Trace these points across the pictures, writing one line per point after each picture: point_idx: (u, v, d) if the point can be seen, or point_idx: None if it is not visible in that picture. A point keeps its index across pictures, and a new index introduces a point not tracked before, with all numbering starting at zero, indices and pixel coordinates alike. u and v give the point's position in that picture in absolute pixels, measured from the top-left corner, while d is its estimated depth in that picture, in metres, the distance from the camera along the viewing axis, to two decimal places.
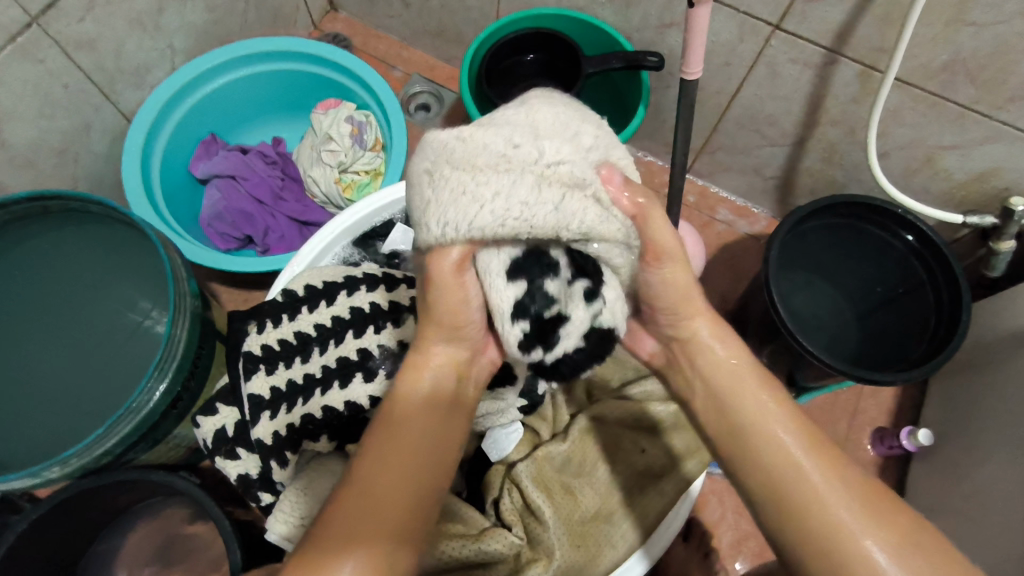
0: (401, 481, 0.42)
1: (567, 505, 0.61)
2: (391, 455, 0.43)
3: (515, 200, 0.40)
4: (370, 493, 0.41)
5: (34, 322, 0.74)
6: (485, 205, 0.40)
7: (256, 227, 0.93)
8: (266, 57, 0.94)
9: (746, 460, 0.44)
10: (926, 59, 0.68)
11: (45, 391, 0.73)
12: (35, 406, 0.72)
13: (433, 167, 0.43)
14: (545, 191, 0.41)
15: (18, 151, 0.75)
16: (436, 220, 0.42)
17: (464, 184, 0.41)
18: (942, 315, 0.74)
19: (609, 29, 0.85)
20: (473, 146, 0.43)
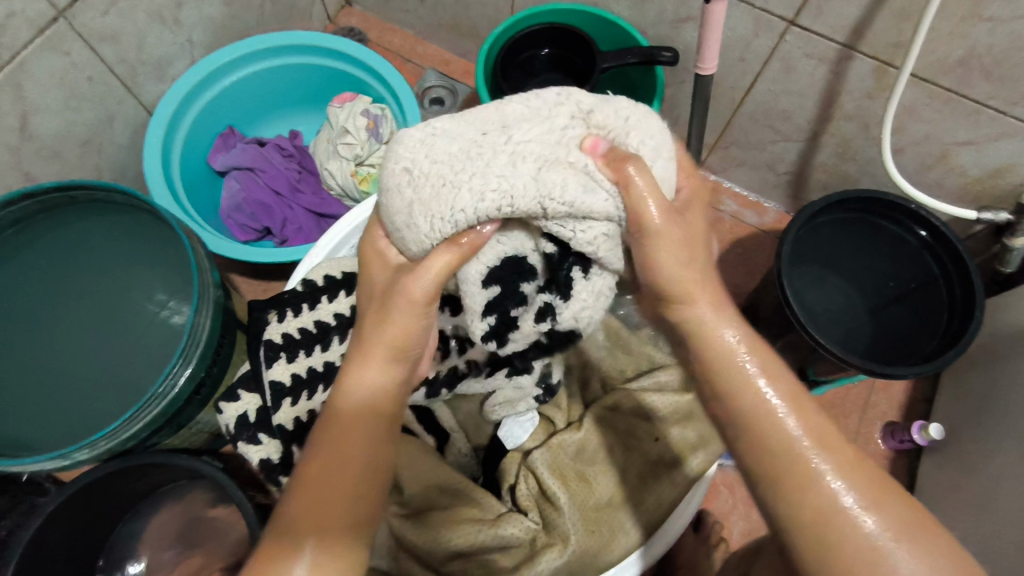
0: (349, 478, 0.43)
1: (583, 492, 0.62)
2: (339, 450, 0.44)
3: (491, 176, 0.42)
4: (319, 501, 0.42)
5: (61, 311, 0.76)
6: (462, 189, 0.43)
7: (274, 219, 0.94)
8: (282, 51, 0.96)
9: (750, 447, 0.41)
10: (941, 54, 0.68)
11: (70, 378, 0.74)
12: (60, 391, 0.74)
13: (403, 164, 0.45)
14: (519, 165, 0.43)
15: (44, 142, 0.76)
16: (410, 212, 0.45)
17: (435, 174, 0.43)
18: (956, 309, 0.74)
19: (624, 24, 0.85)
20: (444, 135, 0.45)
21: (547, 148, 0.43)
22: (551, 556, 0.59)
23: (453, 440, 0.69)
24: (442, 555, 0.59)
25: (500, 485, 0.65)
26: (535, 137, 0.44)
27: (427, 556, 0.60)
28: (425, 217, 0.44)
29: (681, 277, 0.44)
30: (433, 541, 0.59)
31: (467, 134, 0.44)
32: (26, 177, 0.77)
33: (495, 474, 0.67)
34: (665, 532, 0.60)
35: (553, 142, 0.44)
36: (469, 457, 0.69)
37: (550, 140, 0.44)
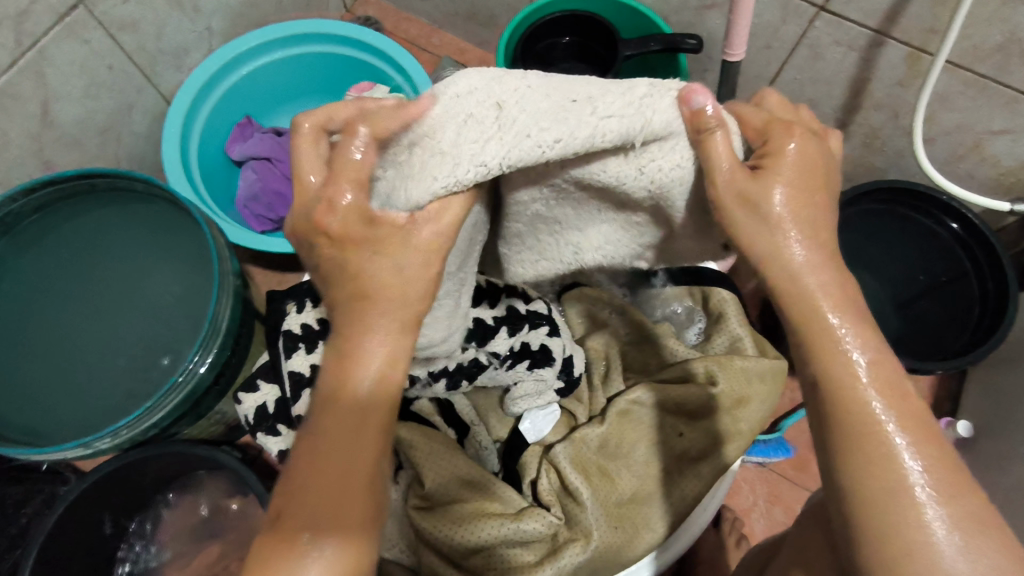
0: (344, 474, 0.38)
1: (605, 488, 0.61)
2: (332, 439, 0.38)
3: (571, 140, 0.37)
4: (339, 487, 0.38)
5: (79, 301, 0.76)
6: (544, 151, 0.37)
7: (291, 209, 0.93)
8: (299, 39, 0.95)
9: (820, 424, 0.40)
10: (978, 40, 0.66)
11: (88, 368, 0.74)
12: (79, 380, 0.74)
13: (474, 107, 0.38)
14: (603, 129, 0.38)
15: (64, 131, 0.76)
16: (453, 164, 0.38)
17: (511, 126, 0.37)
18: (988, 303, 0.73)
19: (647, 11, 0.84)
20: (527, 89, 0.38)
21: (632, 121, 0.38)
22: (573, 551, 0.58)
23: (476, 433, 0.67)
24: (463, 550, 0.58)
25: (521, 479, 0.65)
26: (622, 98, 0.38)
27: (448, 548, 0.59)
28: (481, 174, 0.38)
29: (765, 247, 0.40)
30: (457, 534, 0.58)
31: (547, 87, 0.38)
32: (46, 165, 0.77)
33: (516, 467, 0.66)
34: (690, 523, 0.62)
35: (638, 112, 0.38)
36: (490, 450, 0.67)
37: (634, 104, 0.38)
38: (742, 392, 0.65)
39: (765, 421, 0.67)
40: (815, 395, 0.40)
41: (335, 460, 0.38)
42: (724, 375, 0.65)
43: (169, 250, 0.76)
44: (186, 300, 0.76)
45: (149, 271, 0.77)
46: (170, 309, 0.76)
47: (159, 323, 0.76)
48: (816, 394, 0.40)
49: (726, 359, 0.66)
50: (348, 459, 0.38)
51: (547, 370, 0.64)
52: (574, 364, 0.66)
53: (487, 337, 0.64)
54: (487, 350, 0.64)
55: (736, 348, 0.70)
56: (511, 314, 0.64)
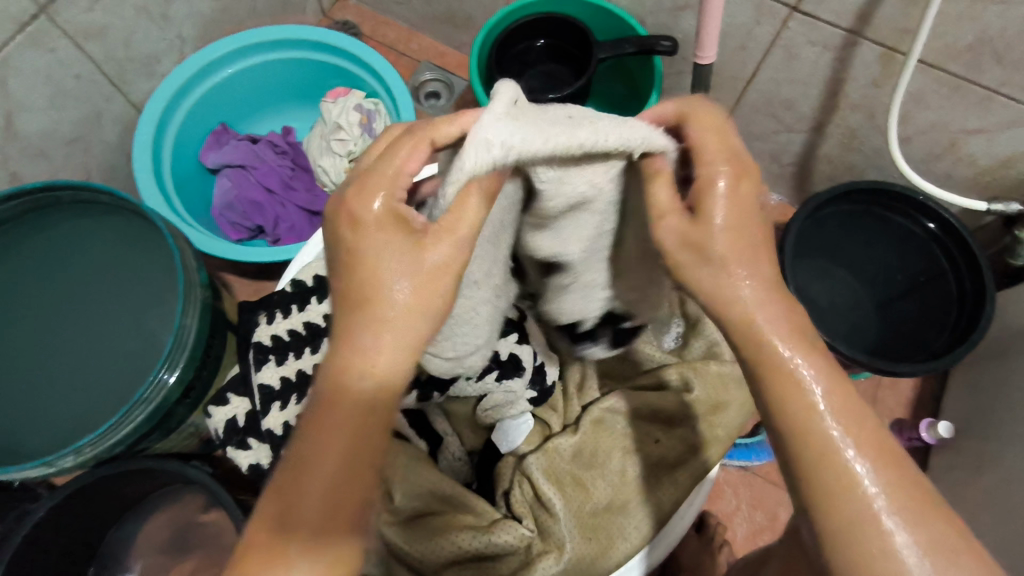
0: (331, 476, 0.35)
1: (579, 497, 0.61)
2: (323, 441, 0.35)
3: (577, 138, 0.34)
4: (332, 489, 0.35)
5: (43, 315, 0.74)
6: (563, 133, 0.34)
7: (266, 217, 0.92)
8: (274, 45, 0.94)
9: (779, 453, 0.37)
10: (951, 39, 0.65)
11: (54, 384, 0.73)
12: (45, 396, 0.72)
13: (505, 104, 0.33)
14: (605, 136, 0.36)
15: (30, 141, 0.75)
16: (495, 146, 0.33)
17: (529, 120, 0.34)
18: (965, 304, 0.72)
19: (622, 13, 0.83)
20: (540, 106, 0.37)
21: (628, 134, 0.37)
22: (546, 564, 0.57)
23: (448, 444, 0.67)
24: (438, 563, 0.58)
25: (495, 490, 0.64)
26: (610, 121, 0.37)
27: (421, 563, 0.58)
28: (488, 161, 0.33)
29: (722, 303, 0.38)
30: (428, 547, 0.58)
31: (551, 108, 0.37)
32: (12, 176, 0.76)
33: (490, 478, 0.66)
34: (663, 537, 0.60)
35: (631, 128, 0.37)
36: (462, 462, 0.67)
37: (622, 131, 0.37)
38: (717, 397, 0.65)
39: (744, 427, 0.66)
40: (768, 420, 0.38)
41: (326, 462, 0.35)
42: (698, 381, 0.65)
43: (137, 262, 0.75)
44: (154, 313, 0.74)
45: (117, 284, 0.75)
46: (138, 323, 0.75)
47: (127, 337, 0.74)
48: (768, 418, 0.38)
49: (701, 365, 0.66)
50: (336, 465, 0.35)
51: (517, 381, 0.63)
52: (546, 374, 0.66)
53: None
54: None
55: (713, 353, 0.69)
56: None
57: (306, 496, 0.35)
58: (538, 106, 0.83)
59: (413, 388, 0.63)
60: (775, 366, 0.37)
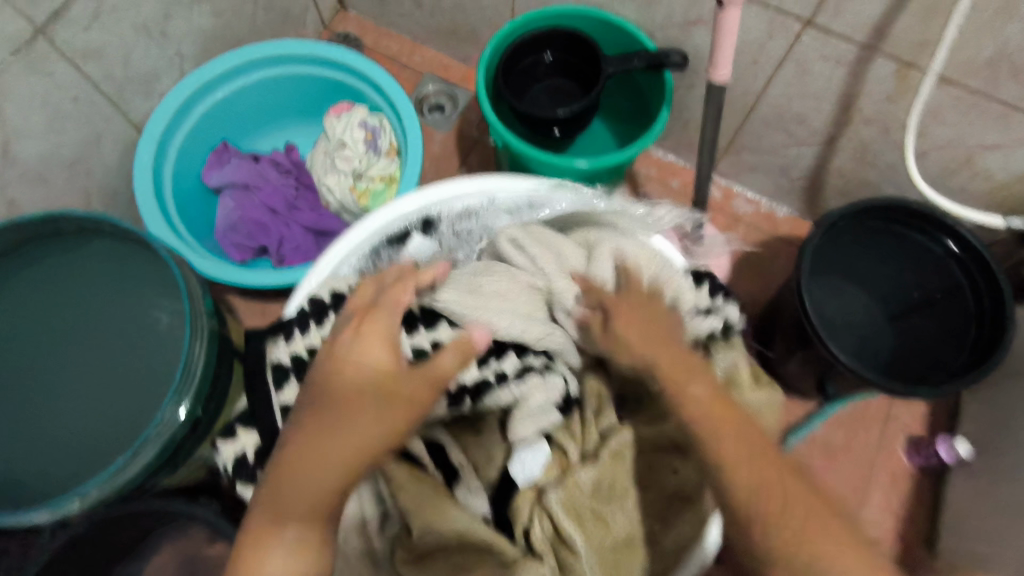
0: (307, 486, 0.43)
1: (599, 532, 0.59)
2: (330, 427, 0.45)
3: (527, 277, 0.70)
4: (322, 458, 0.44)
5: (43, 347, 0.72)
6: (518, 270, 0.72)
7: (271, 238, 0.91)
8: (276, 61, 0.92)
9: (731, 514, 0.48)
10: (969, 54, 0.64)
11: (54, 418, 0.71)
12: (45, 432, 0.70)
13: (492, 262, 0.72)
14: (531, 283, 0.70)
15: (28, 166, 0.74)
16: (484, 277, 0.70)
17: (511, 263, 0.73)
18: (984, 322, 0.70)
19: (632, 27, 0.81)
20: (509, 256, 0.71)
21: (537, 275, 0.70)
22: None
23: (465, 476, 0.63)
24: None
25: (512, 525, 0.62)
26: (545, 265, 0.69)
27: None
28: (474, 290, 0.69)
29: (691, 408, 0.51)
30: None
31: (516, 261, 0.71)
32: (11, 203, 0.74)
33: (507, 513, 0.62)
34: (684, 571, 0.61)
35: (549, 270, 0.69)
36: (478, 493, 0.63)
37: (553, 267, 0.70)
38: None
39: None
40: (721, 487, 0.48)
41: (328, 424, 0.45)
42: None
43: (141, 292, 0.73)
44: (159, 343, 0.73)
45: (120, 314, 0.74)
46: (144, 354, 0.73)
47: (133, 370, 0.73)
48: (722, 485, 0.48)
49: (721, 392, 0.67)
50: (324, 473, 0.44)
51: (557, 380, 0.64)
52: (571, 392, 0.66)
53: (487, 355, 0.65)
54: (494, 369, 0.64)
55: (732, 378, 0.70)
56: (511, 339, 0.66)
57: (309, 472, 0.43)
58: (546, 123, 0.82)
59: (444, 398, 0.63)
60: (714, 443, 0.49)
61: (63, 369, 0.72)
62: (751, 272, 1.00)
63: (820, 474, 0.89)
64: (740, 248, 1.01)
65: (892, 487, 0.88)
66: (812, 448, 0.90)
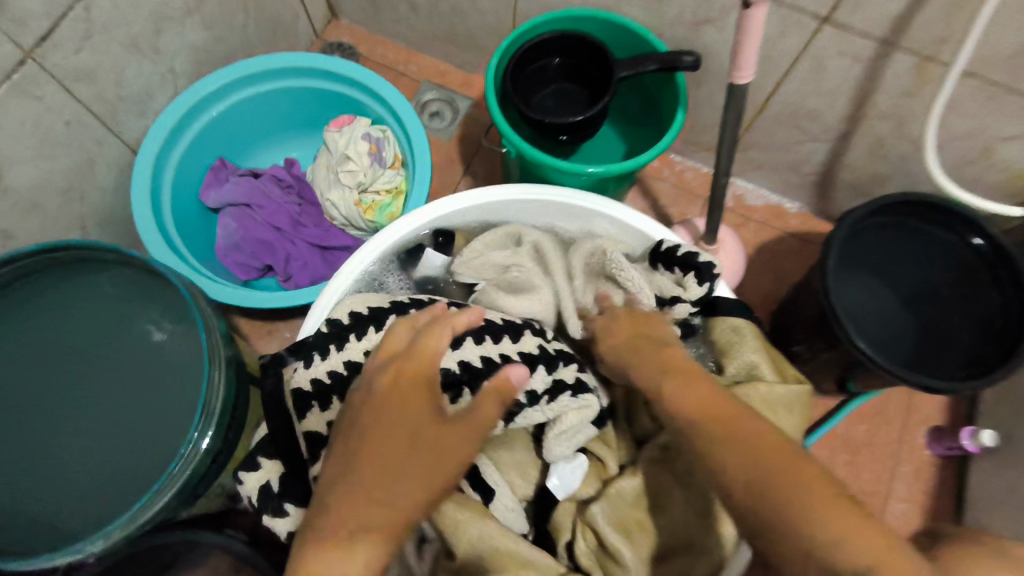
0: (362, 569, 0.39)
1: (644, 542, 0.58)
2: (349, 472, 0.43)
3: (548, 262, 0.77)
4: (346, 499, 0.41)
5: (30, 383, 0.68)
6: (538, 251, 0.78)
7: (276, 257, 0.88)
8: (272, 74, 0.89)
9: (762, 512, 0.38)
10: (991, 48, 0.64)
11: (48, 456, 0.66)
12: (40, 472, 0.66)
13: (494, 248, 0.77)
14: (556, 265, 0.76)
15: (20, 196, 0.70)
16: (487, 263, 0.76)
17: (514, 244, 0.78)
18: (1011, 313, 0.70)
19: (641, 28, 0.80)
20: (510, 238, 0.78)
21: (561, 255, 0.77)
22: None
23: (501, 494, 0.61)
24: None
25: (555, 541, 0.62)
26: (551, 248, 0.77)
27: None
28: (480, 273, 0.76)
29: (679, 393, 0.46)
30: None
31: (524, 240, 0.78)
32: (5, 237, 0.71)
33: (547, 527, 0.63)
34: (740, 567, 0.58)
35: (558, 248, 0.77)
36: (518, 511, 0.62)
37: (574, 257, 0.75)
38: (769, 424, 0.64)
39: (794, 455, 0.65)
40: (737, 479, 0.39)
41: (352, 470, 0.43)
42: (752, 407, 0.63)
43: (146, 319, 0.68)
44: (168, 386, 0.69)
45: (119, 351, 0.69)
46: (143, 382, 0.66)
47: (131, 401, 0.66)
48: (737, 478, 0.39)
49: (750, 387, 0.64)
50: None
51: (591, 398, 0.62)
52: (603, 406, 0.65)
53: (517, 375, 0.61)
54: (523, 388, 0.61)
55: (755, 375, 0.67)
56: (541, 353, 0.64)
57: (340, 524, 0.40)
58: (558, 129, 0.80)
59: None
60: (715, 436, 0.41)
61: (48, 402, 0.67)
62: (764, 270, 1.00)
63: (842, 469, 0.89)
64: (752, 246, 1.00)
65: (916, 479, 0.88)
66: (833, 442, 0.91)
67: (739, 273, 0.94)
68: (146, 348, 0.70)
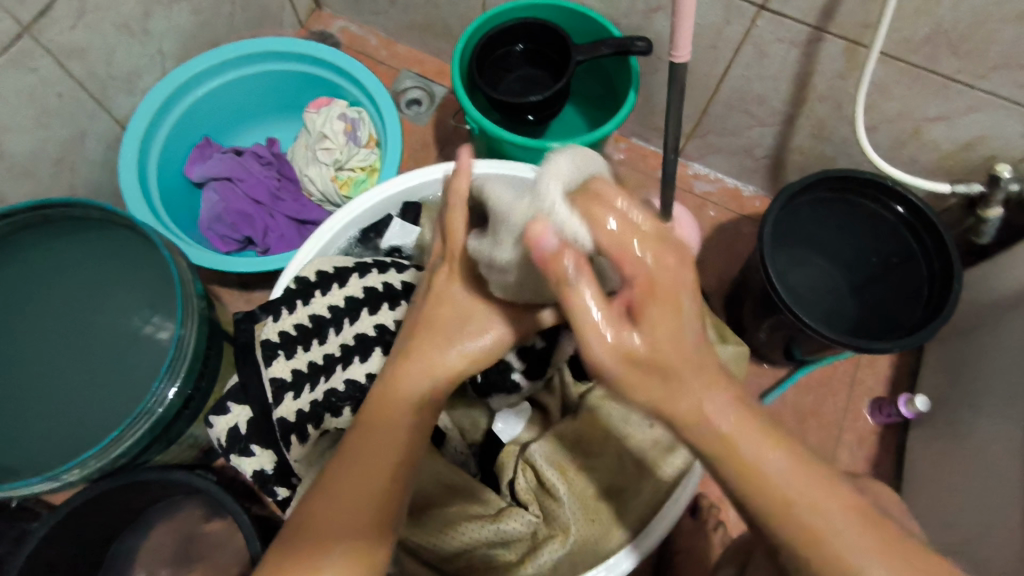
0: (376, 490, 0.45)
1: (581, 482, 0.64)
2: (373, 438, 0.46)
3: None
4: (356, 470, 0.45)
5: (29, 335, 0.77)
6: None
7: (255, 228, 0.93)
8: (254, 58, 0.95)
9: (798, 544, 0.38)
10: (908, 32, 0.69)
11: (43, 402, 0.76)
12: (36, 417, 0.75)
13: None
14: None
15: (15, 162, 0.76)
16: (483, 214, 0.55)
17: None
18: (935, 282, 0.75)
19: (597, 16, 0.85)
20: None
21: None
22: (553, 547, 0.61)
23: (451, 440, 0.69)
24: (448, 553, 0.62)
25: (499, 478, 0.68)
26: None
27: (435, 555, 0.62)
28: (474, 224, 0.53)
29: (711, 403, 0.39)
30: (440, 541, 0.61)
31: None
32: None
33: (492, 469, 0.70)
34: (660, 521, 0.62)
35: None
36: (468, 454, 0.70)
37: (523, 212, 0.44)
38: None
39: None
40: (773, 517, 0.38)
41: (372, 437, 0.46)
42: None
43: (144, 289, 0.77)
44: (147, 359, 0.78)
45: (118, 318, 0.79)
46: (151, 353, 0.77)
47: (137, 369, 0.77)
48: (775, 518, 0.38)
49: None
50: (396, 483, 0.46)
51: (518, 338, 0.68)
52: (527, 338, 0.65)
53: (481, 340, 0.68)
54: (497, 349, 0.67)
55: None
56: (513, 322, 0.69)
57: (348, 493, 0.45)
58: (521, 109, 0.85)
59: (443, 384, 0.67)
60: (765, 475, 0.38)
61: (49, 359, 0.77)
62: (720, 249, 1.05)
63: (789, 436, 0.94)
64: (708, 227, 1.06)
65: (860, 445, 0.93)
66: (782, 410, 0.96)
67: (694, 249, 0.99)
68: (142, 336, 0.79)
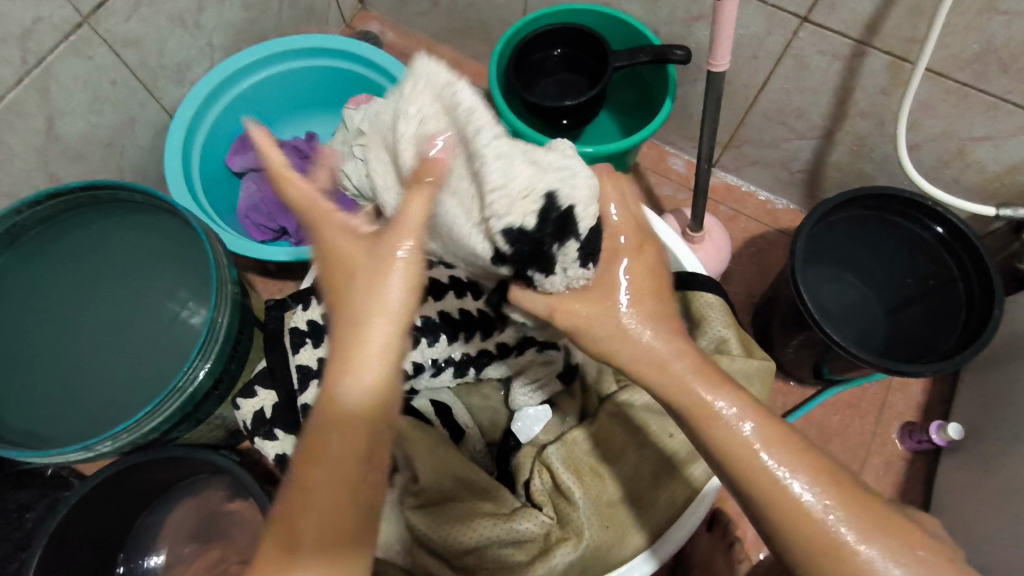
0: (345, 509, 0.37)
1: (596, 487, 0.64)
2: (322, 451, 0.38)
3: None
4: (306, 496, 0.37)
5: (75, 313, 0.81)
6: None
7: (290, 219, 0.96)
8: (300, 53, 0.97)
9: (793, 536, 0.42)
10: (957, 49, 0.68)
11: (80, 376, 0.79)
12: (73, 390, 0.78)
13: None
14: None
15: (69, 144, 0.79)
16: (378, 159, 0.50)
17: None
18: (974, 307, 0.73)
19: (637, 24, 0.85)
20: None
21: None
22: (564, 550, 0.61)
23: (471, 438, 0.72)
24: (458, 551, 0.62)
25: (516, 480, 0.69)
26: None
27: (447, 549, 0.62)
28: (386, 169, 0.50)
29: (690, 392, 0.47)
30: (452, 536, 0.62)
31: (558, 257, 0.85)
32: (52, 178, 0.80)
33: (510, 469, 0.70)
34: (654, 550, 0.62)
35: None
36: (485, 453, 0.72)
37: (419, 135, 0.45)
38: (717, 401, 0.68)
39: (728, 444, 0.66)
40: (767, 506, 0.42)
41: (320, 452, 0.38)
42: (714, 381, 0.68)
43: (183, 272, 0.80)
44: (181, 342, 0.81)
45: (157, 301, 0.82)
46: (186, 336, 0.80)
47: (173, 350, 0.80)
48: (768, 505, 0.42)
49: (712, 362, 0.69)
50: (362, 481, 0.38)
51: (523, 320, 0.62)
52: (549, 280, 0.49)
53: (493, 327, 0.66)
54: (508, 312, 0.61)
55: (722, 349, 0.71)
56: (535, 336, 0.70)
57: (305, 517, 0.37)
58: (554, 113, 0.84)
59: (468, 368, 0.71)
60: (752, 463, 0.43)
61: (90, 337, 0.80)
62: (751, 264, 1.04)
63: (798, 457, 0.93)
64: (739, 240, 1.05)
65: (885, 471, 0.91)
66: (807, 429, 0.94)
67: (725, 261, 0.98)
68: (180, 321, 0.82)
